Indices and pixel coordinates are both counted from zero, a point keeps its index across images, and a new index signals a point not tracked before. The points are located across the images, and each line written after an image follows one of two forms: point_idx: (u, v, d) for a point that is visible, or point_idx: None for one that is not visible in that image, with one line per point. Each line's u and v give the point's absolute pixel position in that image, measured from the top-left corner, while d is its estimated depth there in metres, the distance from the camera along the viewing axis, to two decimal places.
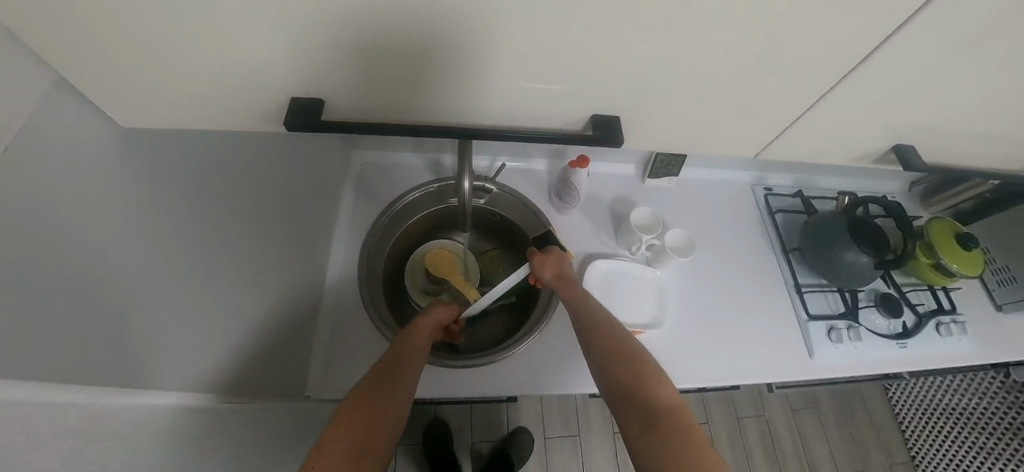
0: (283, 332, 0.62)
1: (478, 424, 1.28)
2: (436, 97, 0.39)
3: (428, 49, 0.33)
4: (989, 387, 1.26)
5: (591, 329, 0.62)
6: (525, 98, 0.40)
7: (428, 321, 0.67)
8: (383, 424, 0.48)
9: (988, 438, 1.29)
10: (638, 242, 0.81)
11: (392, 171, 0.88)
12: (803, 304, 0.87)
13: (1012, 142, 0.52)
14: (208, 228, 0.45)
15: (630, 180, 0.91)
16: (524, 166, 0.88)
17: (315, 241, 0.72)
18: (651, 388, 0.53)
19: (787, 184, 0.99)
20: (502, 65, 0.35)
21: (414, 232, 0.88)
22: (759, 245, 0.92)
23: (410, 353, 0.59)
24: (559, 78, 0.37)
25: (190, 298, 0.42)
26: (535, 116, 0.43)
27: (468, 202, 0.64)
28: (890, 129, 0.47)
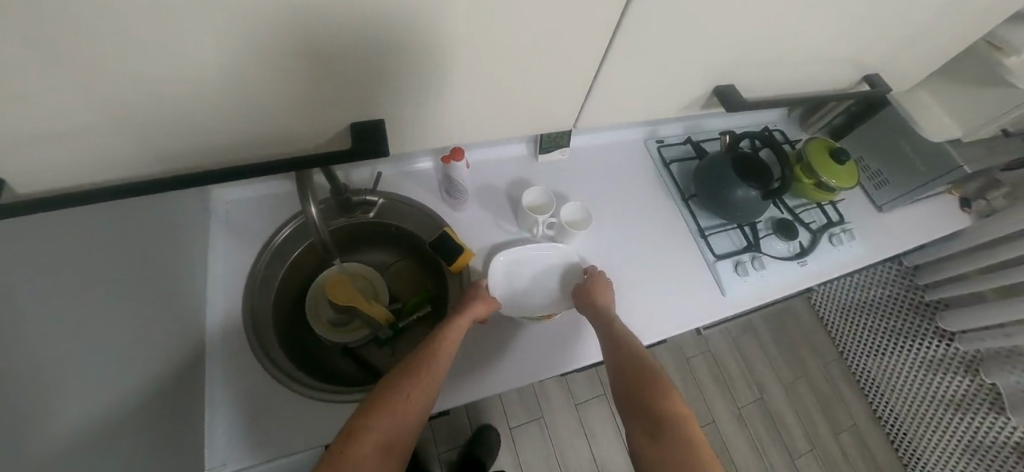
0: (168, 407, 0.53)
1: (439, 435, 1.25)
2: (302, 95, 0.36)
3: (282, 38, 0.29)
4: (889, 276, 1.44)
5: (610, 340, 0.66)
6: (369, 80, 0.37)
7: (468, 315, 0.65)
8: (406, 425, 0.52)
9: (896, 321, 1.46)
10: (536, 223, 0.78)
11: (266, 202, 0.79)
12: (709, 247, 0.89)
13: (851, 55, 0.54)
14: (60, 299, 0.38)
15: (522, 160, 0.88)
16: (408, 168, 0.82)
17: (186, 299, 0.63)
18: (655, 398, 0.58)
19: (676, 133, 1.00)
20: (360, 40, 0.32)
21: (302, 264, 0.81)
22: (660, 198, 0.93)
23: (440, 355, 0.60)
24: (401, 47, 0.34)
25: (58, 380, 0.36)
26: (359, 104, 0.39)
27: (325, 231, 0.57)
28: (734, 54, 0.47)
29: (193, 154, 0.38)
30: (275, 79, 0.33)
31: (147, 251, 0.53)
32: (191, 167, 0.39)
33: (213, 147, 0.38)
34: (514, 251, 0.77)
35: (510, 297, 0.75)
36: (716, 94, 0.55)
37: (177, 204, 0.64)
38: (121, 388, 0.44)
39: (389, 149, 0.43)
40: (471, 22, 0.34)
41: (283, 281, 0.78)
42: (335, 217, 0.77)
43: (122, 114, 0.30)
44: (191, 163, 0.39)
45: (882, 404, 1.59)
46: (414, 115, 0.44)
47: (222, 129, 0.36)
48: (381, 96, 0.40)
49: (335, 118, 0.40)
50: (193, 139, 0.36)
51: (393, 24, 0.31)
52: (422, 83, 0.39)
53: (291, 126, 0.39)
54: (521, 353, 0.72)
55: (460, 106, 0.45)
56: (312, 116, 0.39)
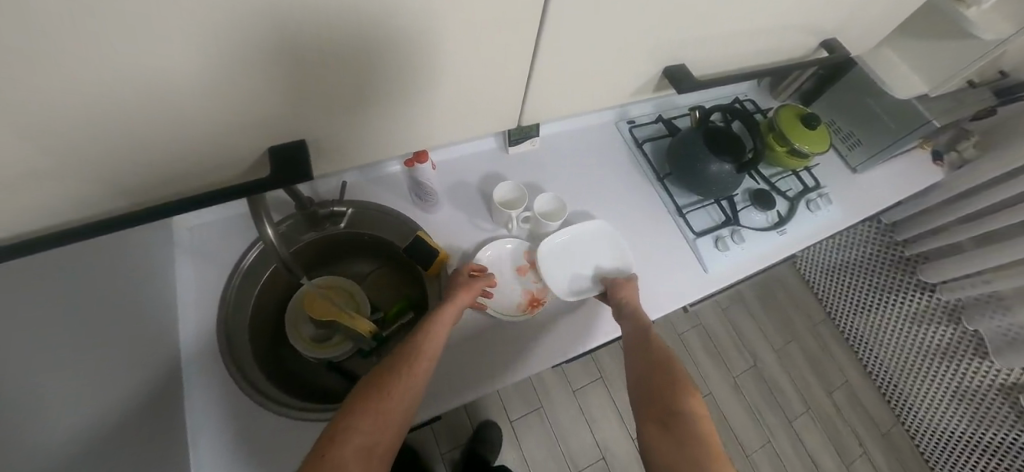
0: (150, 446, 0.52)
1: (442, 436, 1.25)
2: (234, 133, 0.35)
3: (203, 88, 0.29)
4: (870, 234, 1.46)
5: (634, 335, 0.64)
6: (303, 112, 0.36)
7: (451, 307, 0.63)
8: (394, 423, 0.50)
9: (879, 277, 1.48)
10: (510, 219, 0.77)
11: (232, 222, 0.76)
12: (687, 225, 0.89)
13: (807, 22, 0.53)
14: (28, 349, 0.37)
15: (493, 155, 0.86)
16: (375, 175, 0.80)
17: (157, 333, 0.60)
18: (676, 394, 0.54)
19: (646, 112, 0.99)
20: (289, 80, 0.32)
21: (275, 284, 0.79)
22: (634, 180, 0.92)
23: (430, 348, 0.58)
24: (333, 81, 0.34)
25: (35, 435, 0.35)
26: (297, 129, 0.38)
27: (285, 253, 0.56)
28: (688, 31, 0.46)
29: (124, 190, 0.36)
30: (218, 107, 0.31)
31: (109, 289, 0.51)
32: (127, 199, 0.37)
33: (151, 182, 0.36)
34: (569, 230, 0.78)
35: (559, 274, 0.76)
36: (665, 75, 0.54)
37: (135, 237, 0.61)
38: (89, 440, 0.41)
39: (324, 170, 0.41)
40: (405, 34, 0.32)
41: (257, 303, 0.76)
42: (303, 231, 0.75)
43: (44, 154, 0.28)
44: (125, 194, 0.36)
45: (872, 359, 1.63)
46: (359, 127, 0.41)
47: (157, 164, 0.34)
48: (322, 118, 0.38)
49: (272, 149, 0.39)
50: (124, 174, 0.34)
51: (339, 45, 0.30)
52: (361, 94, 0.37)
53: (236, 155, 0.37)
54: (506, 356, 0.71)
55: (406, 111, 0.42)
56: (257, 140, 0.37)
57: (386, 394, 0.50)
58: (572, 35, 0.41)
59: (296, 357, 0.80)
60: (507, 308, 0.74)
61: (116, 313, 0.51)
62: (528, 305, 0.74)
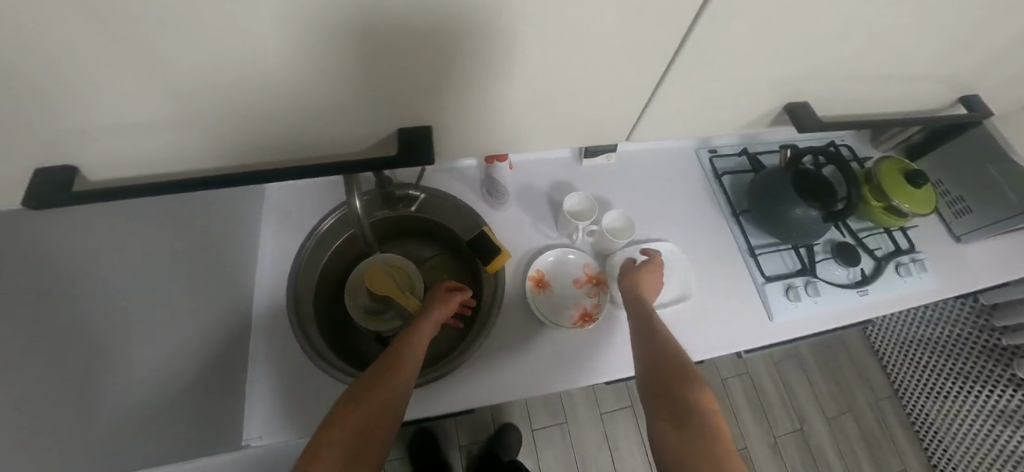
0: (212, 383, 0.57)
1: (464, 428, 1.25)
2: (353, 113, 0.38)
3: (316, 69, 0.31)
4: (961, 313, 1.29)
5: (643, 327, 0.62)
6: (407, 97, 0.38)
7: (432, 320, 0.64)
8: (377, 428, 0.49)
9: (965, 363, 1.30)
10: (576, 230, 0.76)
11: (314, 191, 0.81)
12: (758, 267, 0.84)
13: (943, 77, 0.49)
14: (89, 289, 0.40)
15: (567, 164, 0.85)
16: (452, 166, 0.82)
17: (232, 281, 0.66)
18: (680, 386, 0.51)
19: (731, 142, 0.95)
20: (392, 67, 0.33)
21: (342, 256, 0.83)
22: (707, 212, 0.88)
23: (410, 356, 0.58)
24: (441, 73, 0.35)
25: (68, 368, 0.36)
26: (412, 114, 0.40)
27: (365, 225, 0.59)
28: (811, 73, 0.44)
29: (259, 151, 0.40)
30: (315, 91, 0.34)
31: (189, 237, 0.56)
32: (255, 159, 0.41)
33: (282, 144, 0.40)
34: (649, 246, 0.80)
35: None
36: (783, 111, 0.51)
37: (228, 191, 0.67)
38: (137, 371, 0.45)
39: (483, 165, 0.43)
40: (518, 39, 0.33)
41: (324, 270, 0.80)
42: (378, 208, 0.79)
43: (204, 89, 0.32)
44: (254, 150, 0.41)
45: (939, 452, 1.45)
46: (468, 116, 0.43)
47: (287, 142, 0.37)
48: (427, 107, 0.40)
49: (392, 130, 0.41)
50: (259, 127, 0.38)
51: (398, 64, 0.31)
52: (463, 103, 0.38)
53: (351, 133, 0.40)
54: (550, 366, 0.69)
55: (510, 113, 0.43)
56: (364, 120, 0.39)
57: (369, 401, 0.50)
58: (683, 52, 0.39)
59: (349, 325, 0.84)
60: (559, 318, 0.72)
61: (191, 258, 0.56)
62: (581, 319, 0.72)
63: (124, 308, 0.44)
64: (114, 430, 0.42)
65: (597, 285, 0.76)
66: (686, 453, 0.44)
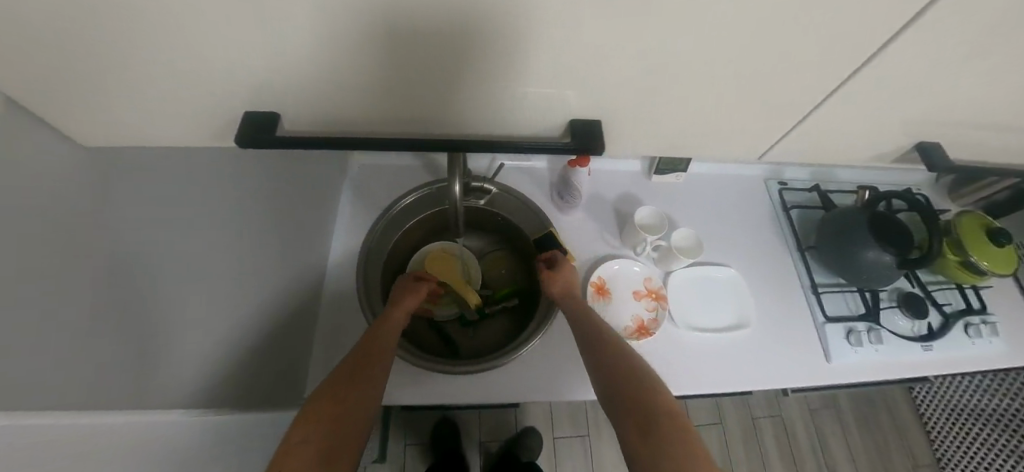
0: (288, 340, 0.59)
1: (486, 425, 1.26)
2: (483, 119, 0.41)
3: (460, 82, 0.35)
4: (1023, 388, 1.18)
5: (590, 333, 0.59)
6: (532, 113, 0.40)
7: (399, 311, 0.66)
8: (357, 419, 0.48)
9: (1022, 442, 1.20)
10: (642, 243, 0.76)
11: (389, 171, 0.81)
12: (820, 306, 0.81)
13: None
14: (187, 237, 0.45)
15: (635, 178, 0.86)
16: (525, 165, 0.83)
17: (309, 245, 0.69)
18: (642, 388, 0.48)
19: (802, 177, 0.94)
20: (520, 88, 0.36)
21: (409, 239, 0.81)
22: (773, 243, 0.86)
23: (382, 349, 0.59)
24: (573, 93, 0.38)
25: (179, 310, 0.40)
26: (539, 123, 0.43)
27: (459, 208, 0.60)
28: (934, 115, 0.43)
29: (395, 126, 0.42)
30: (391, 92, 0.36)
31: (267, 198, 0.59)
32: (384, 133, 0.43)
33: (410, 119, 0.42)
34: (710, 268, 0.79)
35: (691, 307, 0.76)
36: (914, 150, 0.52)
37: (317, 162, 0.70)
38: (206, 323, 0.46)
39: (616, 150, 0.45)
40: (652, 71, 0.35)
41: (393, 250, 0.79)
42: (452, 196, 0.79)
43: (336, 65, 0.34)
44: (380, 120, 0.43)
45: None
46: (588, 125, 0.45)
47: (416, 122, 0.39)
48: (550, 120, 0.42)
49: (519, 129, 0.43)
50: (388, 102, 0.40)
51: (420, 74, 0.32)
52: (588, 104, 0.38)
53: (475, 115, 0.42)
54: None
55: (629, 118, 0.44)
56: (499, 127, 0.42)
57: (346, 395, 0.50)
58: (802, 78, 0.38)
59: None
60: (616, 326, 0.73)
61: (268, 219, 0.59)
62: (637, 332, 0.72)
63: (205, 266, 0.47)
64: (200, 373, 0.45)
65: (657, 300, 0.76)
66: (660, 455, 0.40)
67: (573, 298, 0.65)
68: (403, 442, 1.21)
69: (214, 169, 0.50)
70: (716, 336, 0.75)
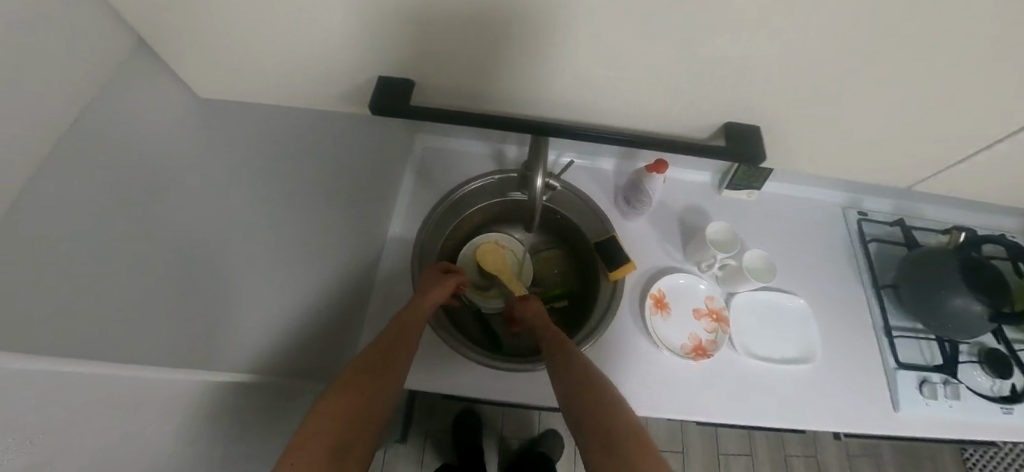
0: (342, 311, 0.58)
1: (509, 421, 1.24)
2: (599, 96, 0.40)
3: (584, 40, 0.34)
4: None
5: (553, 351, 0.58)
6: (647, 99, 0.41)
7: (428, 302, 0.64)
8: (369, 416, 0.47)
9: None
10: (711, 259, 0.72)
11: (454, 155, 0.79)
12: (893, 351, 0.75)
13: None
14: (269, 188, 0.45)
15: (706, 190, 0.81)
16: (591, 164, 0.80)
17: (367, 218, 0.68)
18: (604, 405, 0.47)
19: (883, 209, 0.87)
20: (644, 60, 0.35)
21: (467, 226, 0.79)
22: (849, 276, 0.80)
23: (401, 343, 0.57)
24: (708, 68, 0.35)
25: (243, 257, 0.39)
26: (652, 112, 0.42)
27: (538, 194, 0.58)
28: None
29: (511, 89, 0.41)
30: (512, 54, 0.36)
31: (334, 164, 0.58)
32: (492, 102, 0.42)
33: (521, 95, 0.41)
34: (779, 295, 0.74)
35: (753, 333, 0.72)
36: None
37: (387, 137, 0.69)
38: (255, 286, 0.45)
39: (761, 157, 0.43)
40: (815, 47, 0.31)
41: (450, 236, 0.77)
42: (514, 188, 0.77)
43: (467, 24, 0.32)
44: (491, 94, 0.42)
45: None
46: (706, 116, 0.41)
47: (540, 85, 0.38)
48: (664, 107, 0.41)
49: (636, 111, 0.41)
50: (505, 74, 0.38)
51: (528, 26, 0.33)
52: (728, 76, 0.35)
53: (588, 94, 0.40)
54: (653, 390, 0.66)
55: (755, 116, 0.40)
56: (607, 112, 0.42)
57: (351, 390, 0.48)
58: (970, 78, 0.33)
59: None
60: (671, 343, 0.69)
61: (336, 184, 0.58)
62: (694, 351, 0.69)
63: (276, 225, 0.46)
64: (243, 335, 0.43)
65: (717, 321, 0.71)
66: None
67: (543, 325, 0.65)
68: (426, 427, 1.21)
69: (299, 134, 0.51)
70: (778, 367, 0.70)
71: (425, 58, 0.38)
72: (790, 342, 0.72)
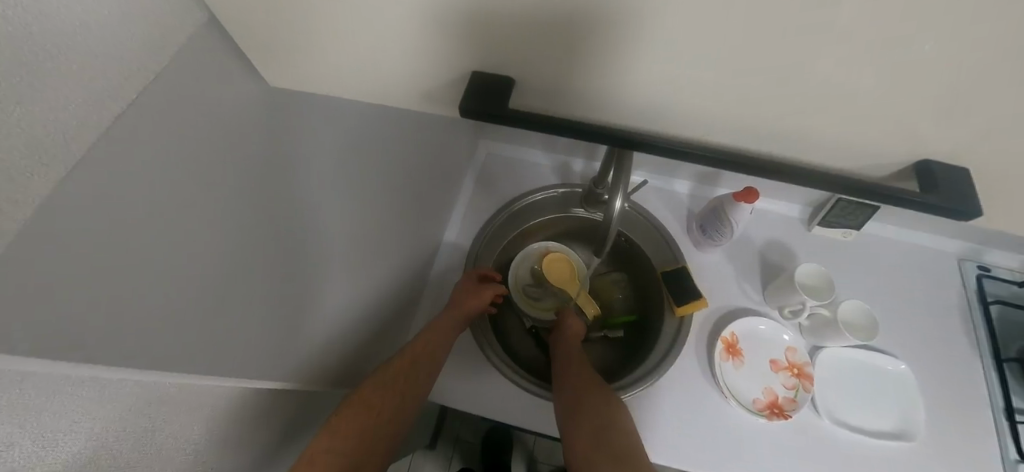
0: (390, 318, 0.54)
1: (540, 443, 1.17)
2: (712, 119, 0.34)
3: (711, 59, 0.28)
4: None
5: (563, 361, 0.60)
6: (777, 126, 0.33)
7: (457, 314, 0.60)
8: (377, 434, 0.48)
9: None
10: (797, 305, 0.63)
11: (517, 165, 0.75)
12: (1017, 439, 0.61)
13: None
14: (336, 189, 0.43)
15: (794, 225, 0.72)
16: (664, 185, 0.73)
17: (427, 223, 0.64)
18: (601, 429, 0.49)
19: (1010, 266, 0.73)
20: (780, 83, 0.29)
21: (524, 239, 0.75)
22: (962, 342, 0.68)
23: (423, 358, 0.55)
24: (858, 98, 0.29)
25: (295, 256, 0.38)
26: (784, 140, 0.35)
27: (610, 217, 0.54)
28: None
29: (606, 103, 0.36)
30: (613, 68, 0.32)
31: (403, 164, 0.54)
32: (581, 112, 0.39)
33: (639, 101, 0.35)
34: (876, 356, 0.64)
35: (840, 397, 0.62)
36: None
37: (453, 140, 0.65)
38: (312, 289, 0.42)
39: (978, 212, 0.33)
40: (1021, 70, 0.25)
41: (505, 248, 0.73)
42: (577, 204, 0.72)
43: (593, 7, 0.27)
44: (583, 101, 0.37)
45: None
46: (846, 147, 0.34)
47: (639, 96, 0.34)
48: (794, 135, 0.34)
49: (759, 135, 0.35)
50: (627, 75, 0.32)
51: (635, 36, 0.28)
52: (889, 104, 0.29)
53: (698, 113, 0.34)
54: (715, 447, 0.58)
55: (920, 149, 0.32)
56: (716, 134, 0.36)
57: (368, 402, 0.48)
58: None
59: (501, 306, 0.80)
60: (742, 397, 0.61)
61: (400, 184, 0.55)
62: (769, 409, 0.60)
63: None
64: (296, 344, 0.40)
65: (799, 377, 0.62)
66: None
67: (571, 357, 0.60)
68: (454, 437, 1.17)
69: (371, 132, 0.48)
70: (870, 440, 0.60)
71: (528, 59, 0.34)
72: (888, 412, 0.62)
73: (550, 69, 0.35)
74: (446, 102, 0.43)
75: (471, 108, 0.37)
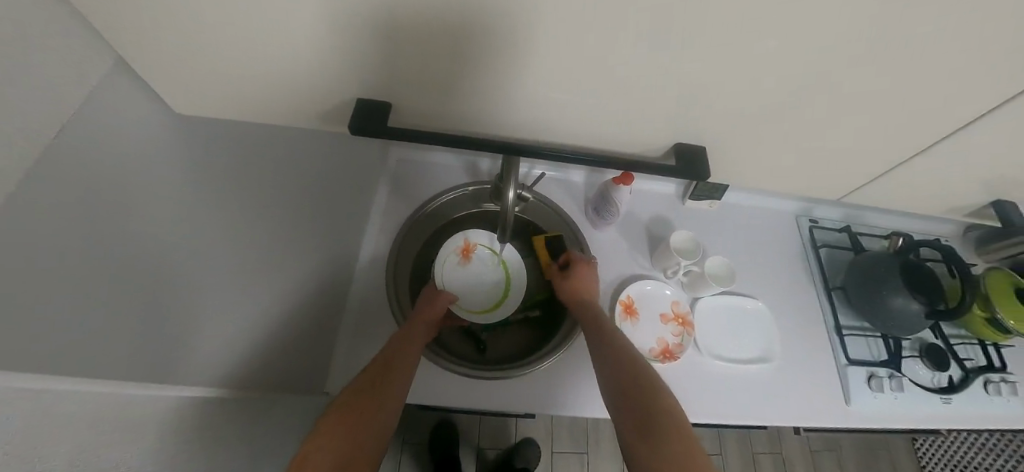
0: (307, 321, 0.57)
1: (486, 429, 1.24)
2: (549, 125, 0.47)
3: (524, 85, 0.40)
4: (996, 443, 1.22)
5: (595, 327, 0.62)
6: (581, 130, 0.47)
7: (423, 322, 0.65)
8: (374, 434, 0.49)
9: (980, 458, 1.27)
10: (675, 266, 0.76)
11: (429, 168, 0.81)
12: (843, 347, 0.79)
13: None
14: (251, 203, 0.48)
15: (670, 200, 0.85)
16: (561, 175, 0.83)
17: (344, 231, 0.68)
18: (643, 391, 0.51)
19: (833, 217, 0.93)
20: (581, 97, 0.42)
21: (442, 236, 0.82)
22: (800, 279, 0.85)
23: (400, 362, 0.57)
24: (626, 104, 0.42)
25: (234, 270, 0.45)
26: (592, 138, 0.49)
27: (507, 208, 0.62)
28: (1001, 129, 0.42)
29: (470, 121, 0.47)
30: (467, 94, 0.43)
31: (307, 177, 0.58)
32: (453, 125, 0.48)
33: (495, 112, 0.45)
34: (737, 299, 0.79)
35: (714, 336, 0.75)
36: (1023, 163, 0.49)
37: (360, 151, 0.69)
38: (232, 302, 0.44)
39: (706, 174, 0.50)
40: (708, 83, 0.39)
41: (424, 246, 0.79)
42: (487, 200, 0.80)
43: (432, 53, 0.37)
44: (454, 117, 0.47)
45: None
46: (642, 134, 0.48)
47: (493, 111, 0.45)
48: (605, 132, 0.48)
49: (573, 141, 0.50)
50: (476, 95, 0.43)
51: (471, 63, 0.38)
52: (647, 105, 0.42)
53: (535, 122, 0.46)
54: None
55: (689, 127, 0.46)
56: (555, 137, 0.49)
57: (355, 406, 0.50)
58: (883, 86, 0.38)
59: None
60: (639, 348, 0.72)
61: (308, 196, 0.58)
62: (662, 354, 0.71)
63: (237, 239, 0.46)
64: (225, 356, 0.42)
65: (682, 325, 0.75)
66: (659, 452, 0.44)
67: (596, 320, 0.63)
68: (402, 441, 1.19)
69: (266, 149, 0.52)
70: (740, 366, 0.73)
71: (398, 85, 0.42)
72: (751, 342, 0.76)
73: (424, 90, 0.43)
74: (333, 115, 0.48)
75: (359, 127, 0.45)
